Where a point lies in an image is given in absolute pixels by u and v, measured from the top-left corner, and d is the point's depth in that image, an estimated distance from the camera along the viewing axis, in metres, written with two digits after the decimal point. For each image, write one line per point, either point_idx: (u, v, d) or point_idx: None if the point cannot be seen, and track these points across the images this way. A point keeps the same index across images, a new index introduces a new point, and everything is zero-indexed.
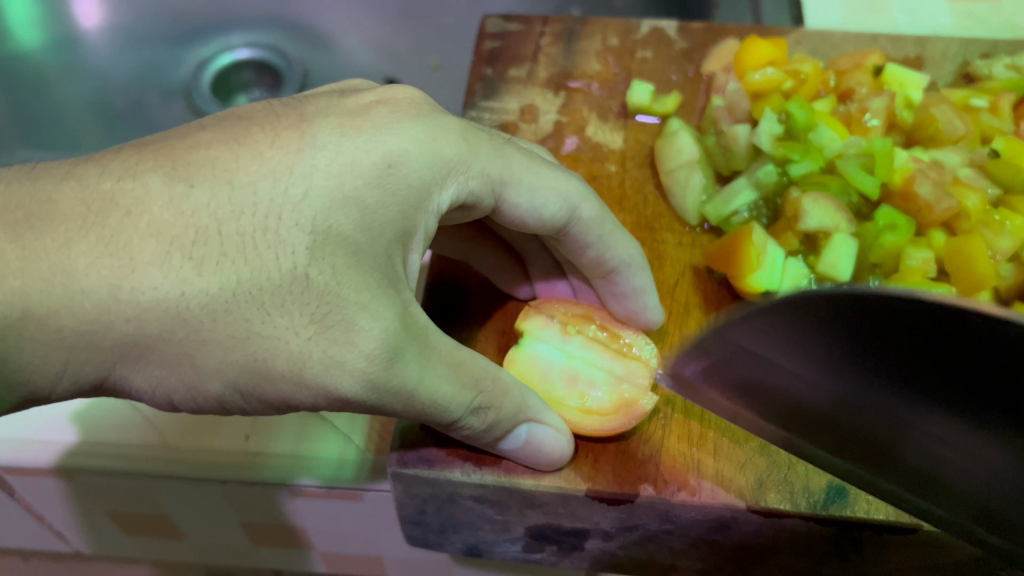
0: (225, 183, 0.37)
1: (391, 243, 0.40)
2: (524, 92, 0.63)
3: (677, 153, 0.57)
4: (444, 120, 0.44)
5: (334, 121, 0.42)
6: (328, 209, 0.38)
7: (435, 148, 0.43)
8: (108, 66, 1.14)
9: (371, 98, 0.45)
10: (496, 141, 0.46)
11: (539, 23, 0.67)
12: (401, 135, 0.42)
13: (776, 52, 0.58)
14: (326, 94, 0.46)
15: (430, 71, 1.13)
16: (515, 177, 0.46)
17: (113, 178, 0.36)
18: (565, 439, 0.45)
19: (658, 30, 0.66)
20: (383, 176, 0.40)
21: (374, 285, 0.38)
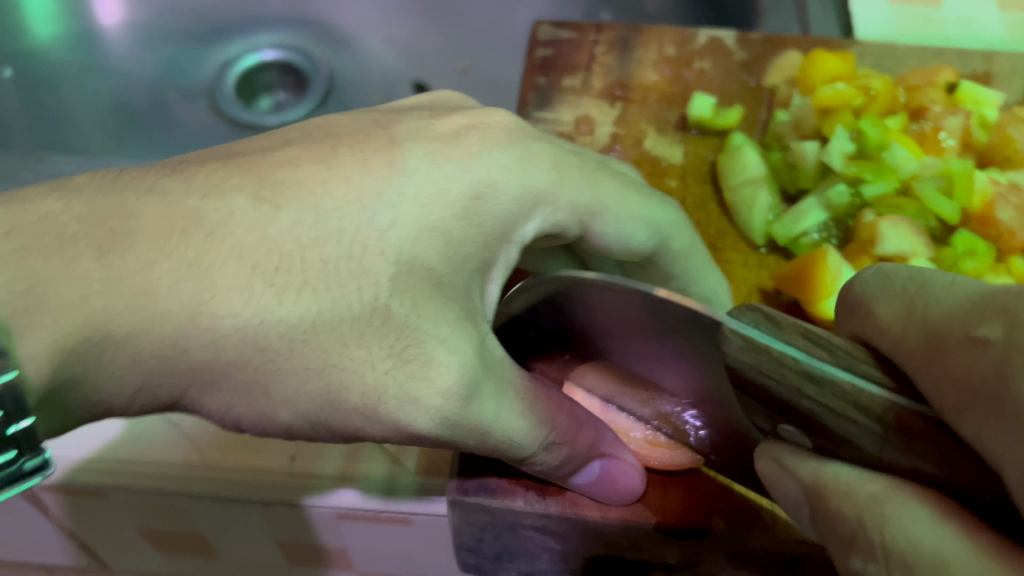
0: (311, 209, 0.35)
1: (471, 276, 0.39)
2: (579, 102, 0.61)
3: (742, 169, 0.55)
4: (534, 148, 0.43)
5: (424, 146, 0.40)
6: (414, 240, 0.37)
7: (526, 171, 0.41)
8: (130, 65, 1.12)
9: (464, 120, 0.44)
10: (585, 166, 0.44)
11: (593, 31, 0.65)
12: (489, 165, 0.40)
13: (844, 66, 0.56)
14: (413, 114, 0.45)
15: (458, 74, 1.11)
16: (604, 207, 0.43)
17: (198, 195, 0.34)
18: (637, 471, 0.44)
19: (716, 40, 0.64)
20: (469, 208, 0.39)
21: (454, 318, 0.36)
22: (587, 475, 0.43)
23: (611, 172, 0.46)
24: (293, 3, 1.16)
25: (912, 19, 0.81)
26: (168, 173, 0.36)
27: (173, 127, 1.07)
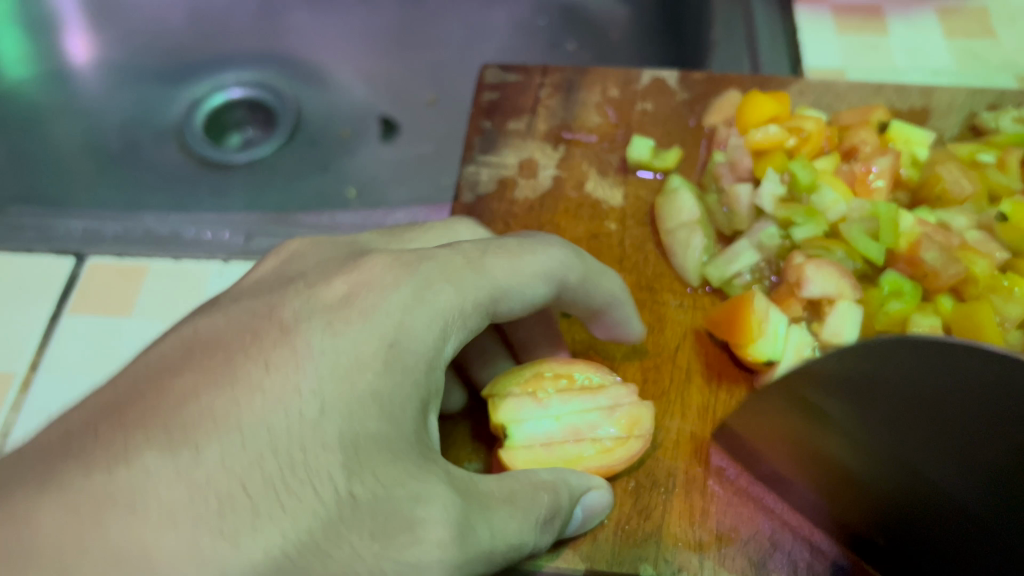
0: (232, 429, 0.34)
1: (412, 416, 0.38)
2: (524, 145, 0.62)
3: (677, 212, 0.56)
4: (425, 272, 0.42)
5: (319, 324, 0.38)
6: (347, 416, 0.36)
7: (421, 315, 0.40)
8: (101, 103, 1.13)
9: (347, 281, 0.41)
10: (475, 271, 0.43)
11: (539, 73, 0.66)
12: (392, 310, 0.39)
13: (777, 108, 0.57)
14: (290, 287, 0.41)
15: (426, 107, 1.12)
16: (502, 288, 0.44)
17: (107, 470, 0.32)
18: (603, 490, 0.45)
19: (659, 80, 0.65)
20: (388, 361, 0.38)
21: (410, 472, 0.36)
22: (575, 520, 0.44)
23: (496, 246, 0.45)
24: (263, 41, 1.18)
25: (862, 49, 0.82)
26: (84, 442, 0.33)
27: (144, 166, 1.07)
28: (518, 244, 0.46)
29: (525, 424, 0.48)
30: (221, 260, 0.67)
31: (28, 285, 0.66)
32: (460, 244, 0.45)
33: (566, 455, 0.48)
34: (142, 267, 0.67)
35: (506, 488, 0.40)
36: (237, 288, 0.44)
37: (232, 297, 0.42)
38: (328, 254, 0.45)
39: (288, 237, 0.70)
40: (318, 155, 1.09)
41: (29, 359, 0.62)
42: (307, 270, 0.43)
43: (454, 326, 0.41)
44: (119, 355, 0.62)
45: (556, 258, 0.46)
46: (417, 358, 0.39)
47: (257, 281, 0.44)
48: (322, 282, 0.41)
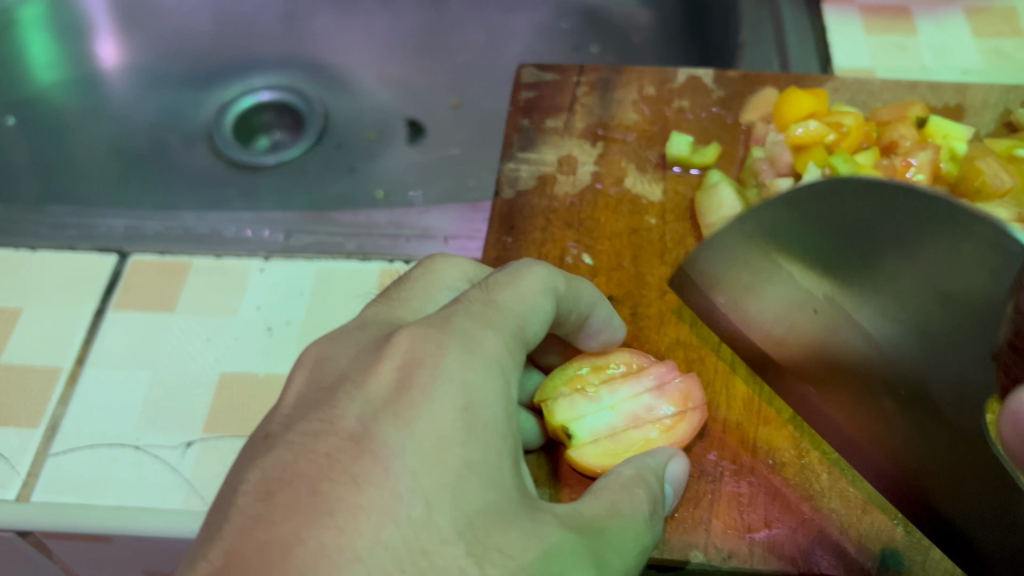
0: (352, 559, 0.32)
1: (510, 469, 0.37)
2: (562, 143, 0.63)
3: (718, 206, 0.56)
4: (464, 328, 0.40)
5: (389, 421, 0.36)
6: (455, 502, 0.35)
7: (486, 375, 0.38)
8: (129, 107, 1.14)
9: (392, 364, 0.38)
10: (496, 312, 0.41)
11: (575, 72, 0.67)
12: (453, 374, 0.37)
13: (817, 103, 0.58)
14: (336, 395, 0.38)
15: (451, 110, 1.13)
16: (522, 319, 0.42)
17: None
18: (680, 460, 0.46)
19: (694, 78, 0.65)
20: (471, 426, 0.36)
21: (525, 529, 0.36)
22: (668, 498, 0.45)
23: (496, 283, 0.43)
24: (289, 45, 1.19)
25: (890, 49, 0.82)
26: None
27: (173, 169, 1.08)
28: (498, 273, 0.45)
29: (585, 418, 0.50)
30: (261, 257, 0.69)
31: (73, 282, 0.68)
32: (464, 293, 0.43)
33: (631, 442, 0.50)
34: (183, 264, 0.69)
35: (607, 501, 0.40)
36: (279, 410, 0.39)
37: (284, 423, 0.38)
38: (350, 348, 0.41)
39: (326, 235, 0.71)
40: (345, 157, 1.10)
41: (75, 355, 0.64)
42: (336, 374, 0.40)
43: (512, 372, 0.40)
44: (162, 350, 0.64)
45: (543, 275, 0.45)
46: (498, 422, 0.37)
47: (295, 402, 0.39)
48: (368, 375, 0.38)
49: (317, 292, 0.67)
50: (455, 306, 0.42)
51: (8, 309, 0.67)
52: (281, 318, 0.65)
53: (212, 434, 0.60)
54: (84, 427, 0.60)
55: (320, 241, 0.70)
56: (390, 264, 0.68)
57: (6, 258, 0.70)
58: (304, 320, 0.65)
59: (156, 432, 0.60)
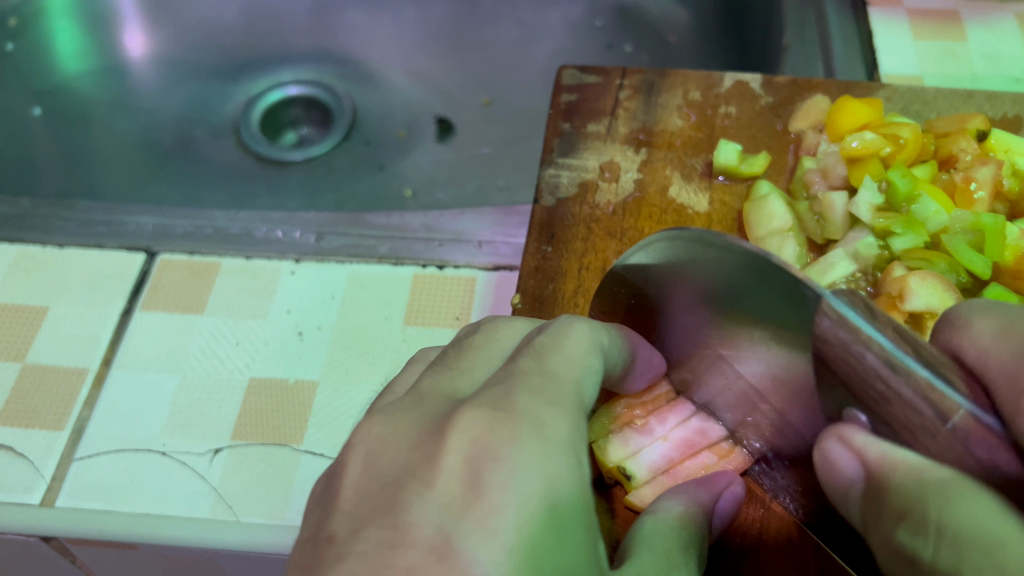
0: None
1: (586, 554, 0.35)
2: (603, 149, 0.61)
3: (768, 218, 0.54)
4: (531, 411, 0.37)
5: (473, 531, 0.32)
6: None
7: (561, 459, 0.36)
8: (156, 100, 1.13)
9: (457, 457, 0.34)
10: (555, 383, 0.39)
11: (618, 75, 0.65)
12: (530, 468, 0.34)
13: (871, 114, 0.57)
14: (402, 496, 0.33)
15: (481, 107, 1.12)
16: (581, 389, 0.40)
17: None
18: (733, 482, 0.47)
19: (742, 82, 0.63)
20: (553, 521, 0.34)
21: None
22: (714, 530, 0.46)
23: (547, 354, 0.41)
24: (318, 39, 1.18)
25: (939, 54, 0.80)
26: None
27: (199, 163, 1.07)
28: (541, 336, 0.43)
29: (638, 454, 0.50)
30: (293, 259, 0.68)
31: (102, 281, 0.67)
32: (518, 366, 0.40)
33: (690, 471, 0.50)
34: (213, 264, 0.67)
35: (662, 552, 0.39)
36: (340, 506, 0.35)
37: (351, 525, 0.33)
38: (402, 435, 0.36)
39: (359, 237, 0.69)
40: (373, 155, 1.08)
41: (102, 356, 0.63)
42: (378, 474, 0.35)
43: (582, 449, 0.38)
44: (191, 353, 0.63)
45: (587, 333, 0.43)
46: (575, 516, 0.35)
47: (356, 497, 0.34)
48: (434, 472, 0.34)
49: (349, 296, 0.65)
50: (512, 379, 0.39)
51: (35, 306, 0.66)
52: (312, 323, 0.64)
53: (240, 441, 0.58)
54: (110, 430, 0.59)
55: (352, 243, 0.69)
56: (423, 270, 0.67)
57: (34, 255, 0.68)
58: (335, 325, 0.64)
59: (183, 437, 0.59)
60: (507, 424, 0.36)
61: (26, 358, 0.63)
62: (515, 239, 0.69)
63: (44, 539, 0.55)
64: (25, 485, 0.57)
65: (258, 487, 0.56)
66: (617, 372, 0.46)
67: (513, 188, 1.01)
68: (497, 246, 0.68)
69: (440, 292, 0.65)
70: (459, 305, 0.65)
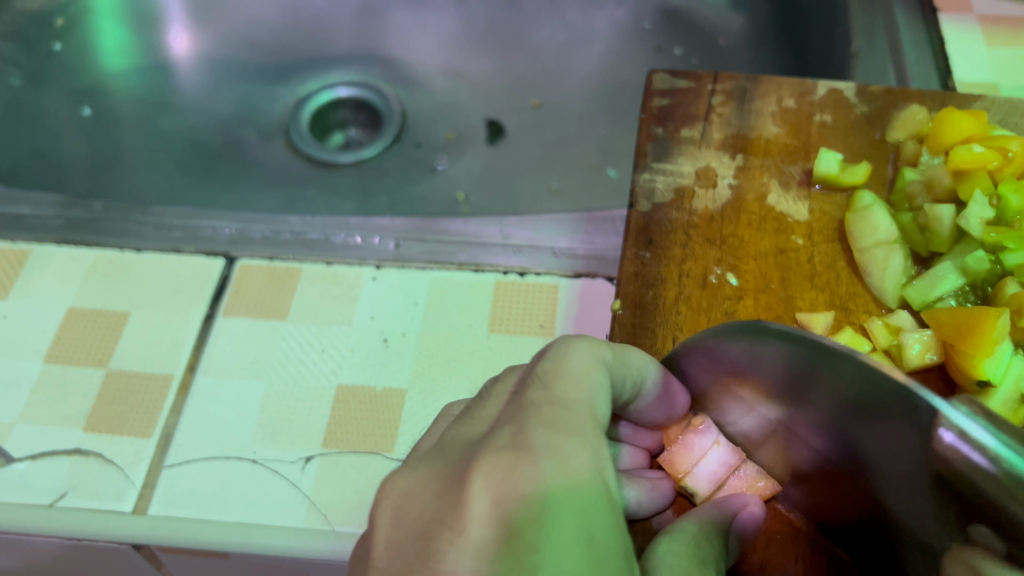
0: None
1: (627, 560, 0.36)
2: (698, 154, 0.61)
3: (873, 230, 0.55)
4: (550, 439, 0.37)
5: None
6: None
7: (588, 489, 0.36)
8: (205, 101, 1.12)
9: (483, 505, 0.35)
10: (566, 410, 0.39)
11: (710, 80, 0.64)
12: (560, 510, 0.35)
13: (975, 125, 0.57)
14: (437, 546, 0.34)
15: (530, 110, 1.11)
16: (599, 406, 0.41)
17: None
18: (707, 512, 0.46)
19: (836, 91, 0.63)
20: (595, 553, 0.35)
21: None
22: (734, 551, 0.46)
23: (544, 381, 0.41)
24: (367, 40, 1.17)
25: (1015, 64, 0.79)
26: None
27: (250, 165, 1.07)
28: (542, 362, 0.43)
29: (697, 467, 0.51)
30: (373, 266, 0.67)
31: (181, 286, 0.66)
32: (528, 396, 0.40)
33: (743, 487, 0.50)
34: (293, 270, 0.67)
35: None
36: (373, 564, 0.36)
37: None
38: (429, 489, 0.37)
39: (436, 244, 0.69)
40: (423, 157, 1.08)
41: (186, 362, 0.62)
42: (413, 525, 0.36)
43: (608, 470, 0.38)
44: (277, 361, 0.62)
45: (588, 351, 0.43)
46: (612, 530, 0.36)
47: (389, 554, 0.36)
48: (463, 519, 0.34)
49: (432, 303, 0.65)
50: (524, 413, 0.39)
51: (116, 312, 0.65)
52: (397, 329, 0.64)
53: (332, 449, 0.58)
54: (198, 437, 0.59)
55: (430, 248, 0.68)
56: (504, 276, 0.66)
57: (112, 259, 0.68)
58: (420, 331, 0.63)
59: (273, 445, 0.58)
60: (527, 462, 0.36)
61: (108, 364, 0.62)
62: (594, 246, 0.68)
63: (136, 546, 0.55)
64: (116, 492, 0.56)
65: (351, 496, 0.56)
66: (626, 395, 0.47)
67: (566, 190, 1.02)
68: (578, 254, 0.67)
69: (523, 300, 0.65)
70: (542, 312, 0.64)
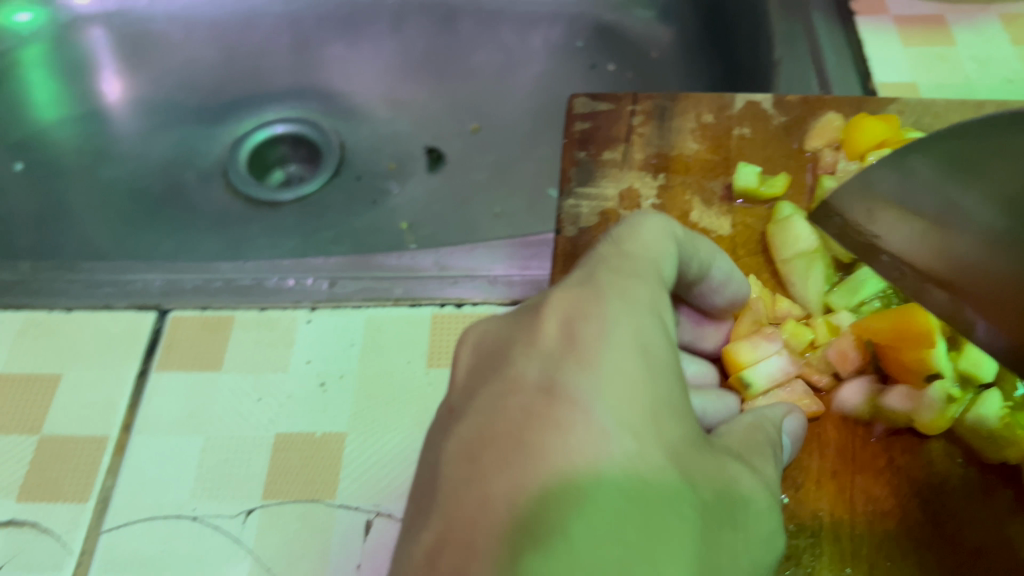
0: None
1: (677, 383, 0.41)
2: (622, 176, 0.61)
3: (794, 240, 0.56)
4: (614, 280, 0.43)
5: (572, 373, 0.38)
6: (658, 437, 0.39)
7: (648, 321, 0.42)
8: (141, 146, 1.11)
9: (555, 321, 0.41)
10: (631, 258, 0.45)
11: (629, 101, 0.65)
12: (618, 325, 0.40)
13: (888, 130, 0.58)
14: (511, 356, 0.41)
15: (470, 134, 1.11)
16: (664, 256, 0.46)
17: None
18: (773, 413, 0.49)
19: (753, 103, 0.63)
20: (648, 363, 0.40)
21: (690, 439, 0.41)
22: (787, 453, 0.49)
23: (613, 242, 0.47)
24: (302, 75, 1.17)
25: (933, 63, 0.80)
26: None
27: (191, 209, 1.05)
28: (617, 229, 0.48)
29: (766, 360, 0.53)
30: (308, 307, 0.66)
31: (114, 344, 0.65)
32: (597, 252, 0.46)
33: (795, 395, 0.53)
34: (226, 318, 0.66)
35: None
36: (452, 387, 0.43)
37: (460, 398, 0.41)
38: (497, 328, 0.44)
39: (371, 280, 0.68)
40: (365, 190, 1.07)
41: (122, 422, 0.61)
42: (488, 345, 0.43)
43: (666, 310, 0.43)
44: (214, 413, 0.61)
45: (660, 222, 0.48)
46: (667, 358, 0.41)
47: (465, 376, 0.43)
48: (535, 333, 0.41)
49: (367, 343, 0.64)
50: (592, 263, 0.45)
51: (47, 375, 0.64)
52: (334, 372, 0.63)
53: (272, 500, 0.57)
54: (136, 499, 0.58)
55: (365, 285, 0.68)
56: (441, 309, 0.66)
57: (41, 321, 0.67)
58: (357, 372, 0.63)
59: (213, 500, 0.57)
60: (590, 290, 0.42)
61: (42, 430, 0.61)
62: (529, 271, 0.69)
63: None
64: (53, 562, 0.55)
65: (293, 547, 0.55)
66: (692, 271, 0.50)
67: (509, 213, 1.01)
68: (513, 281, 0.67)
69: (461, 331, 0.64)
70: None
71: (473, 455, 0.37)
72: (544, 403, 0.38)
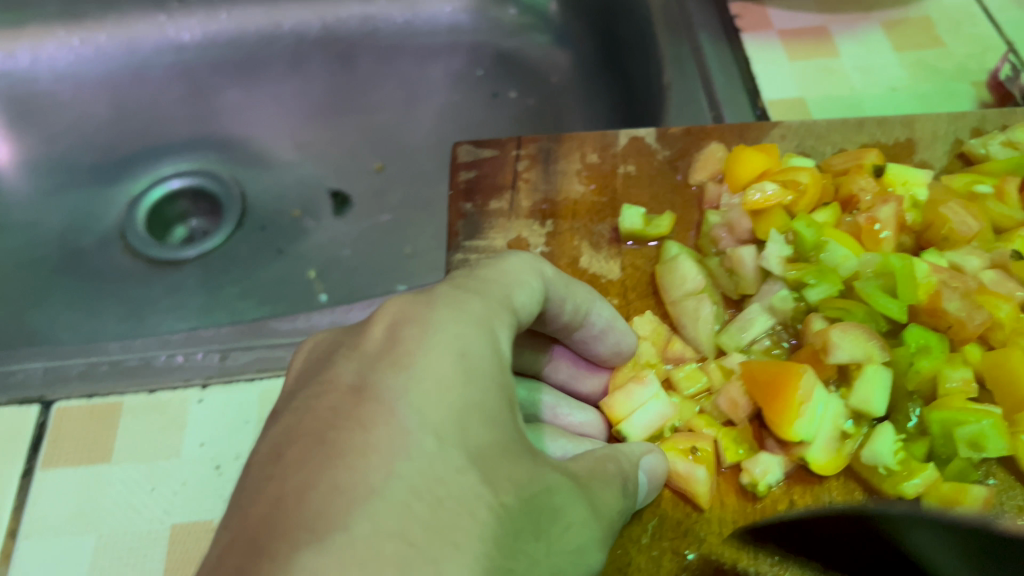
0: None
1: (503, 389, 0.41)
2: (509, 225, 0.60)
3: (682, 279, 0.56)
4: (451, 295, 0.44)
5: (388, 372, 0.39)
6: (463, 436, 0.38)
7: (475, 330, 0.42)
8: (33, 213, 1.06)
9: (382, 326, 0.42)
10: (476, 279, 0.46)
11: (513, 146, 0.64)
12: (444, 330, 0.41)
13: (768, 160, 0.58)
14: (334, 360, 0.41)
15: (374, 173, 1.08)
16: (515, 282, 0.47)
17: None
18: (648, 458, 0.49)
19: (637, 139, 0.63)
20: (467, 369, 0.40)
21: (509, 449, 0.40)
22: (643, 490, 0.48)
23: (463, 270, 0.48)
24: (199, 123, 1.14)
25: (819, 77, 0.80)
26: None
27: (89, 274, 1.00)
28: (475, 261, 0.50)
29: (636, 413, 0.53)
30: (199, 386, 0.64)
31: None
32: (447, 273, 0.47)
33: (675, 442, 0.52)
34: (114, 405, 0.63)
35: None
36: (285, 390, 0.43)
37: (284, 400, 0.42)
38: (335, 335, 0.45)
39: (265, 350, 0.66)
40: (271, 239, 1.04)
41: (6, 528, 0.58)
42: (327, 349, 0.43)
43: (500, 329, 0.44)
44: (104, 509, 0.58)
45: (520, 259, 0.49)
46: (493, 363, 0.42)
47: (297, 377, 0.44)
48: (361, 338, 0.42)
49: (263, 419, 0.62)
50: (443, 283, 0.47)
51: None
52: (229, 454, 0.61)
53: None
54: None
55: (259, 355, 0.66)
56: None
57: None
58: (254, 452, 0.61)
59: None
60: (421, 301, 0.43)
61: None
62: None
63: None
64: None
65: None
66: (566, 315, 0.51)
67: (421, 253, 1.00)
68: None
69: None
70: None
71: (279, 453, 0.37)
72: (353, 402, 0.38)
